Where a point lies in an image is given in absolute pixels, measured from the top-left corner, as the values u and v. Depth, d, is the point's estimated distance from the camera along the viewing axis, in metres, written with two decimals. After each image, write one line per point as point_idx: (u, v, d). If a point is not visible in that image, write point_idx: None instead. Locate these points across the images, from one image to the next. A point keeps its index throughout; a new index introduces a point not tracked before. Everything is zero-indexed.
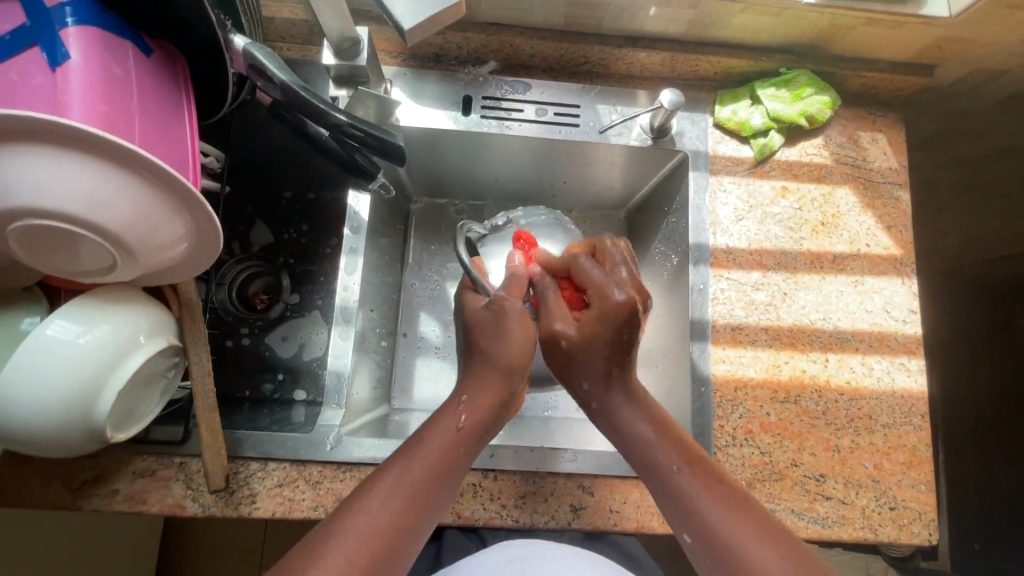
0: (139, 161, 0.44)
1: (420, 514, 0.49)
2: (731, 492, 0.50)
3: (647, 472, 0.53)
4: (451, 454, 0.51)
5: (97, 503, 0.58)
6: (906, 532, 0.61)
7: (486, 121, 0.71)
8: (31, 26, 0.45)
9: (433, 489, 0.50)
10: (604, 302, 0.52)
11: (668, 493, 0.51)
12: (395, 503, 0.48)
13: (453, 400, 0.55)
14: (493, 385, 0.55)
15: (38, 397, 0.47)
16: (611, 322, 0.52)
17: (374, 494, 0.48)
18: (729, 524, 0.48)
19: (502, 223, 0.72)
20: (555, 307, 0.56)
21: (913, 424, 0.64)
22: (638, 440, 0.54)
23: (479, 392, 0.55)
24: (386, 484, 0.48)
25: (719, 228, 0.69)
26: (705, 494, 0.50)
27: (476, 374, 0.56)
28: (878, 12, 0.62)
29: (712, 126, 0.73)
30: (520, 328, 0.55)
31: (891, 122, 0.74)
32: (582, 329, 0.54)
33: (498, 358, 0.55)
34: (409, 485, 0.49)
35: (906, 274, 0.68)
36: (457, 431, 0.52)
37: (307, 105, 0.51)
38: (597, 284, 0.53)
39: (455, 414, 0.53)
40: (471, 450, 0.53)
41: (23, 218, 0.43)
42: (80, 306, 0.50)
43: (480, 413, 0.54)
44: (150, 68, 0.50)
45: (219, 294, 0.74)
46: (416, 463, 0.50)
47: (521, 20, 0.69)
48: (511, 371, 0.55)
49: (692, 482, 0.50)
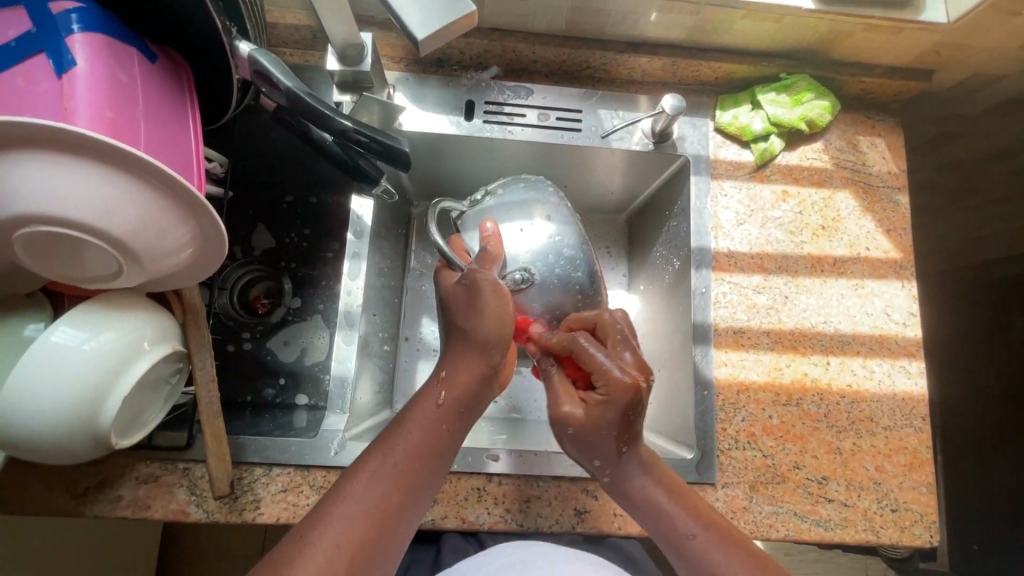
0: (146, 167, 0.44)
1: (407, 496, 0.49)
2: (749, 557, 0.50)
3: (667, 545, 0.54)
4: (433, 433, 0.51)
5: (100, 509, 0.58)
6: (908, 534, 0.61)
7: (488, 126, 0.72)
8: (36, 32, 0.45)
9: (418, 469, 0.50)
10: (607, 385, 0.50)
11: (691, 561, 0.52)
12: (379, 486, 0.48)
13: (432, 378, 0.54)
14: (468, 361, 0.53)
15: (43, 405, 0.47)
16: (616, 407, 0.50)
17: (357, 479, 0.48)
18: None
19: (480, 196, 0.68)
20: (561, 390, 0.54)
21: (914, 426, 0.64)
22: (653, 511, 0.54)
23: (456, 368, 0.53)
24: (370, 468, 0.49)
25: (721, 232, 0.69)
26: (725, 562, 0.50)
27: (452, 352, 0.54)
28: (878, 18, 0.63)
29: (713, 131, 0.73)
30: (497, 301, 0.53)
31: (890, 127, 0.74)
32: (587, 413, 0.52)
33: (474, 332, 0.53)
34: (393, 466, 0.49)
35: (905, 277, 0.69)
36: (436, 409, 0.52)
37: (313, 111, 0.51)
38: (596, 365, 0.51)
39: (434, 391, 0.53)
40: (456, 426, 0.53)
41: (28, 226, 0.43)
42: (85, 313, 0.49)
43: (460, 389, 0.52)
44: (155, 74, 0.50)
45: (220, 299, 0.74)
46: (399, 445, 0.50)
47: (523, 26, 0.69)
48: (488, 347, 0.53)
49: (714, 553, 0.51)
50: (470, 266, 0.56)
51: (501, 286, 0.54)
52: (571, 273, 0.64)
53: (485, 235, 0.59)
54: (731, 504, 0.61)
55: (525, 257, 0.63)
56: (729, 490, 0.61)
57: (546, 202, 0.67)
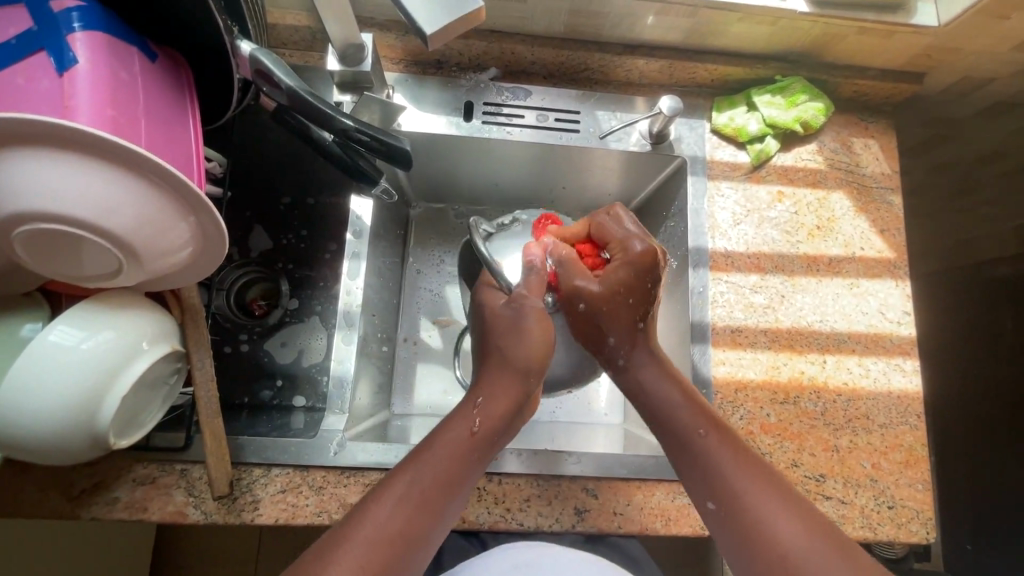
0: (148, 165, 0.43)
1: (431, 519, 0.49)
2: (752, 459, 0.52)
3: (671, 445, 0.55)
4: (464, 460, 0.52)
5: (96, 511, 0.58)
6: (904, 531, 0.61)
7: (487, 126, 0.72)
8: (37, 30, 0.45)
9: (444, 496, 0.50)
10: (631, 252, 0.60)
11: (695, 461, 0.53)
12: (405, 510, 0.48)
13: (467, 403, 0.57)
14: (509, 388, 0.57)
15: (40, 404, 0.47)
16: (633, 268, 0.60)
17: (384, 501, 0.48)
18: (754, 493, 0.49)
19: (508, 220, 0.68)
20: (576, 266, 0.61)
21: (910, 423, 0.65)
22: (666, 412, 0.56)
23: (493, 395, 0.56)
24: (397, 490, 0.49)
25: (718, 232, 0.70)
26: (727, 458, 0.52)
27: (488, 381, 0.58)
28: (871, 22, 0.64)
29: (710, 133, 0.74)
30: (539, 326, 0.58)
31: (883, 128, 0.75)
32: (605, 283, 0.60)
33: (515, 357, 0.58)
34: (419, 491, 0.49)
35: (900, 276, 0.70)
36: (470, 436, 0.53)
37: (314, 111, 0.51)
38: (621, 237, 0.61)
39: (468, 418, 0.55)
40: (485, 455, 0.54)
41: (29, 223, 0.43)
42: (84, 312, 0.49)
43: (493, 420, 0.55)
44: (155, 73, 0.50)
45: (217, 300, 0.74)
46: (428, 468, 0.50)
47: (521, 27, 0.69)
48: (528, 373, 0.58)
49: (719, 450, 0.52)
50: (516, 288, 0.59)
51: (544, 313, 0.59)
52: None
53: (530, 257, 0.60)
54: None
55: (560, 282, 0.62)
56: None
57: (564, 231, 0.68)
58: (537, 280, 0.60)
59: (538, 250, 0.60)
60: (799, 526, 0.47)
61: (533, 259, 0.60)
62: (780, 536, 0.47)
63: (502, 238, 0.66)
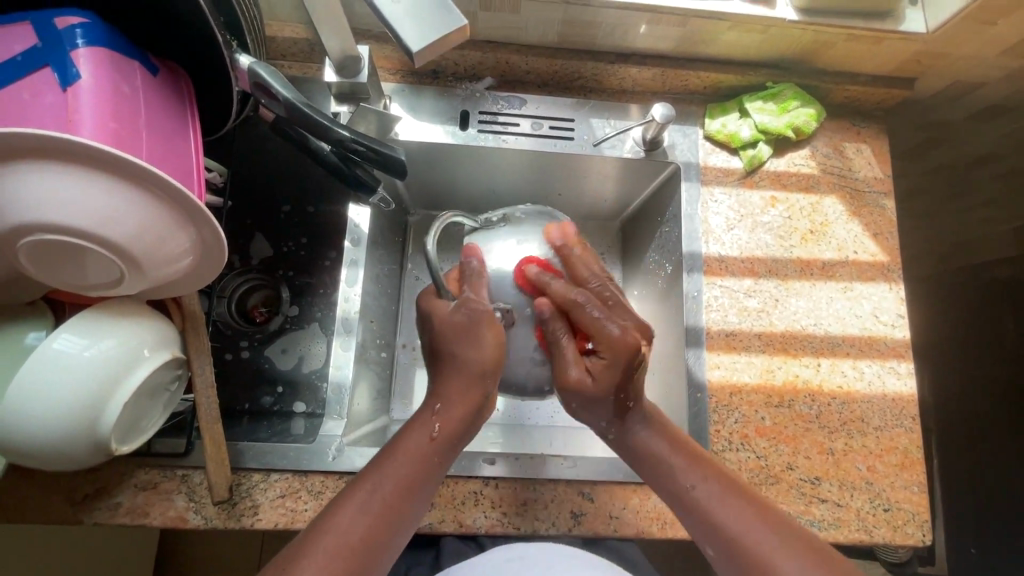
0: (148, 176, 0.45)
1: (392, 525, 0.50)
2: (749, 504, 0.52)
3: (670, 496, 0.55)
4: (427, 464, 0.53)
5: (99, 516, 0.59)
6: (900, 533, 0.62)
7: (483, 135, 0.73)
8: (42, 46, 0.46)
9: (405, 501, 0.51)
10: (613, 345, 0.54)
11: (689, 510, 0.53)
12: (366, 517, 0.48)
13: (426, 409, 0.56)
14: (467, 393, 0.56)
15: (45, 411, 0.48)
16: (620, 364, 0.55)
17: (344, 509, 0.49)
18: (750, 535, 0.50)
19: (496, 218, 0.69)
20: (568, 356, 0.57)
21: (904, 425, 0.65)
22: (658, 464, 0.56)
23: (452, 400, 0.56)
24: (357, 499, 0.49)
25: (712, 237, 0.71)
26: (724, 509, 0.51)
27: (447, 384, 0.56)
28: (859, 28, 0.65)
29: (703, 139, 0.75)
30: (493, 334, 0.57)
31: (875, 133, 0.76)
32: (597, 379, 0.56)
33: (468, 363, 0.56)
34: (380, 498, 0.50)
35: (893, 280, 0.70)
36: (431, 441, 0.53)
37: (311, 122, 0.51)
38: (606, 329, 0.55)
39: (429, 423, 0.54)
40: (445, 458, 0.54)
41: (32, 235, 0.44)
42: (85, 320, 0.50)
43: (454, 421, 0.55)
44: (157, 86, 0.52)
45: (219, 307, 0.75)
46: (388, 477, 0.51)
47: (515, 38, 0.71)
48: (486, 377, 0.56)
49: (717, 501, 0.52)
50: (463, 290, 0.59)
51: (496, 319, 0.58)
52: None
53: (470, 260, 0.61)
54: None
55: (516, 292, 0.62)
56: None
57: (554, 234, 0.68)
58: (478, 281, 0.60)
59: (477, 254, 0.61)
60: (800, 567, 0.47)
61: (471, 261, 0.61)
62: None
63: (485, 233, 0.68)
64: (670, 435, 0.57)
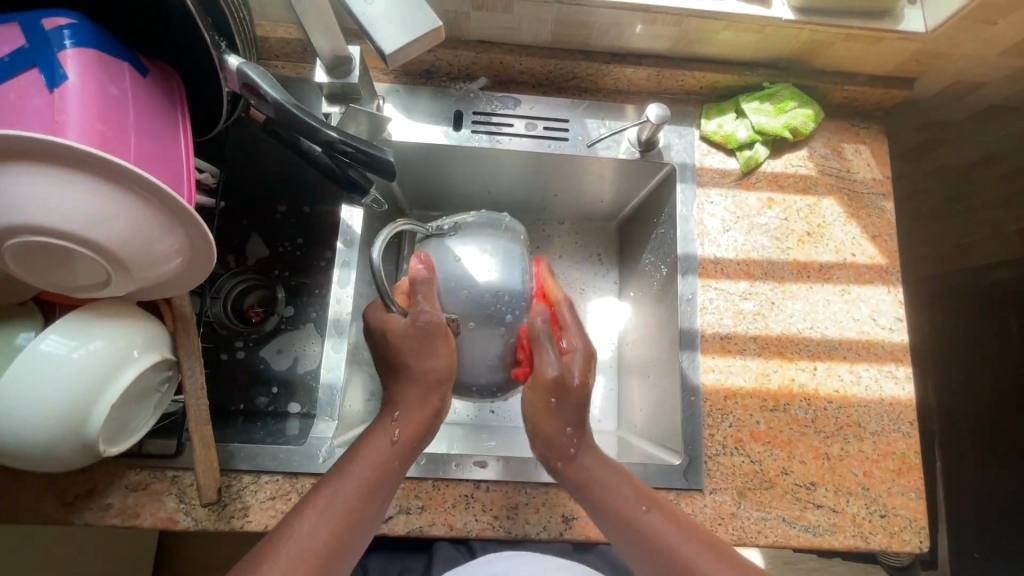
0: (134, 178, 0.44)
1: (355, 530, 0.50)
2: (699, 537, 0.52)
3: (628, 538, 0.54)
4: (388, 469, 0.53)
5: (90, 517, 0.59)
6: (896, 539, 0.61)
7: (477, 135, 0.73)
8: (30, 48, 0.46)
9: (368, 506, 0.51)
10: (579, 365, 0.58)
11: (638, 536, 0.53)
12: (329, 522, 0.49)
13: (384, 416, 0.56)
14: (427, 399, 0.56)
15: (33, 413, 0.48)
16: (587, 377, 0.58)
17: (306, 516, 0.49)
18: (705, 565, 0.50)
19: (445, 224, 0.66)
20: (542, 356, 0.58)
21: (902, 431, 0.65)
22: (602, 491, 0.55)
23: (410, 407, 0.56)
24: (319, 504, 0.49)
25: (707, 239, 0.70)
26: (678, 535, 0.52)
27: (401, 392, 0.56)
28: (857, 28, 0.64)
29: (700, 140, 0.74)
30: (446, 347, 0.57)
31: (874, 134, 0.75)
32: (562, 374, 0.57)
33: (425, 373, 0.56)
34: (341, 505, 0.50)
35: (892, 282, 0.69)
36: (392, 446, 0.54)
37: (299, 123, 0.51)
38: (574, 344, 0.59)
39: (390, 428, 0.55)
40: (406, 462, 0.55)
41: (17, 236, 0.44)
42: (73, 321, 0.50)
43: (414, 428, 0.55)
44: (146, 88, 0.52)
45: (213, 307, 0.75)
46: (350, 482, 0.51)
47: (509, 38, 0.70)
48: (442, 384, 0.57)
49: (623, 489, 0.55)
50: (418, 304, 0.57)
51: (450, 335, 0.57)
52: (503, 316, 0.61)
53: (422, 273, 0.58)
54: (718, 510, 0.61)
55: (463, 303, 0.61)
56: (717, 496, 0.61)
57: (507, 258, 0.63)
58: (430, 291, 0.58)
59: (426, 260, 0.59)
60: None
61: (422, 268, 0.58)
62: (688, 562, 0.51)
63: (435, 243, 0.64)
64: (673, 517, 0.54)
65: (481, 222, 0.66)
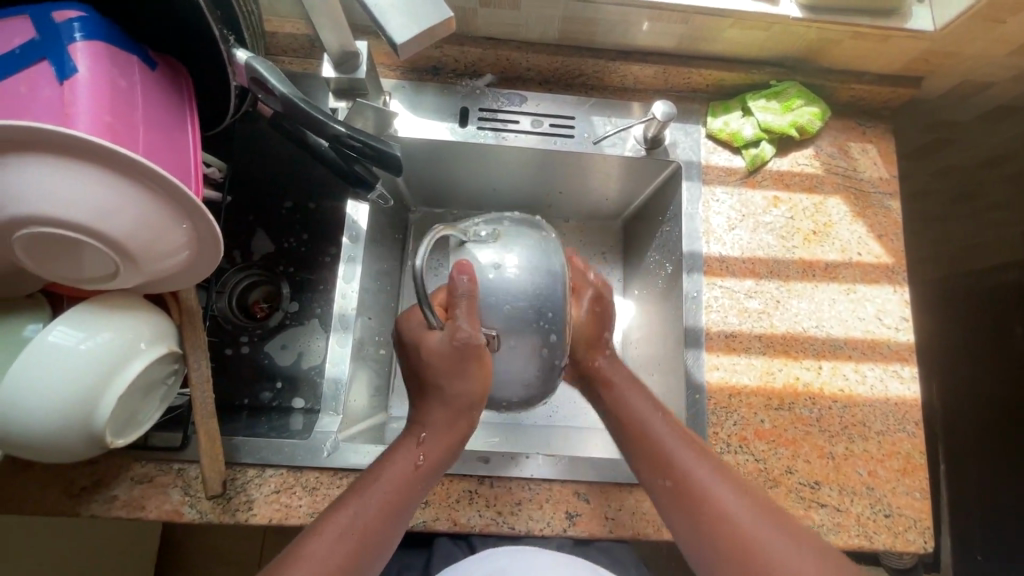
0: (144, 170, 0.45)
1: (370, 553, 0.50)
2: (743, 492, 0.52)
3: (669, 492, 0.54)
4: (408, 493, 0.53)
5: (96, 509, 0.59)
6: (901, 540, 0.61)
7: (483, 132, 0.73)
8: (41, 41, 0.46)
9: (384, 529, 0.51)
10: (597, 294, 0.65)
11: (680, 489, 0.54)
12: (346, 544, 0.49)
13: (410, 438, 0.56)
14: (454, 422, 0.57)
15: (41, 404, 0.48)
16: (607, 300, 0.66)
17: (324, 535, 0.49)
18: (747, 521, 0.50)
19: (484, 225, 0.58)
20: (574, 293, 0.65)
21: (907, 431, 0.64)
22: (650, 441, 0.57)
23: (437, 430, 0.56)
24: (338, 524, 0.50)
25: (713, 237, 0.70)
26: (724, 487, 0.52)
27: (429, 413, 0.57)
28: (865, 27, 0.64)
29: (706, 138, 0.74)
30: (480, 369, 0.54)
31: (881, 133, 0.75)
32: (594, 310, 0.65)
33: (456, 396, 0.55)
34: (360, 527, 0.50)
35: (898, 282, 0.69)
36: (414, 469, 0.54)
37: (307, 117, 0.51)
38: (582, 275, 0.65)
39: (414, 451, 0.55)
40: (425, 486, 0.55)
41: (27, 227, 0.44)
42: (82, 313, 0.50)
43: (438, 452, 0.56)
44: (156, 81, 0.52)
45: (219, 302, 0.75)
46: (370, 504, 0.51)
47: (516, 34, 0.70)
48: (468, 410, 0.56)
49: (683, 453, 0.55)
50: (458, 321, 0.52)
51: (485, 352, 0.53)
52: (544, 332, 0.53)
53: (460, 284, 0.52)
54: None
55: (502, 318, 0.53)
56: None
57: (549, 266, 0.54)
58: (467, 305, 0.52)
59: (470, 270, 0.53)
60: (787, 548, 0.48)
61: (462, 279, 0.52)
62: (786, 569, 0.48)
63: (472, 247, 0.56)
64: (722, 471, 0.54)
65: (520, 225, 0.57)
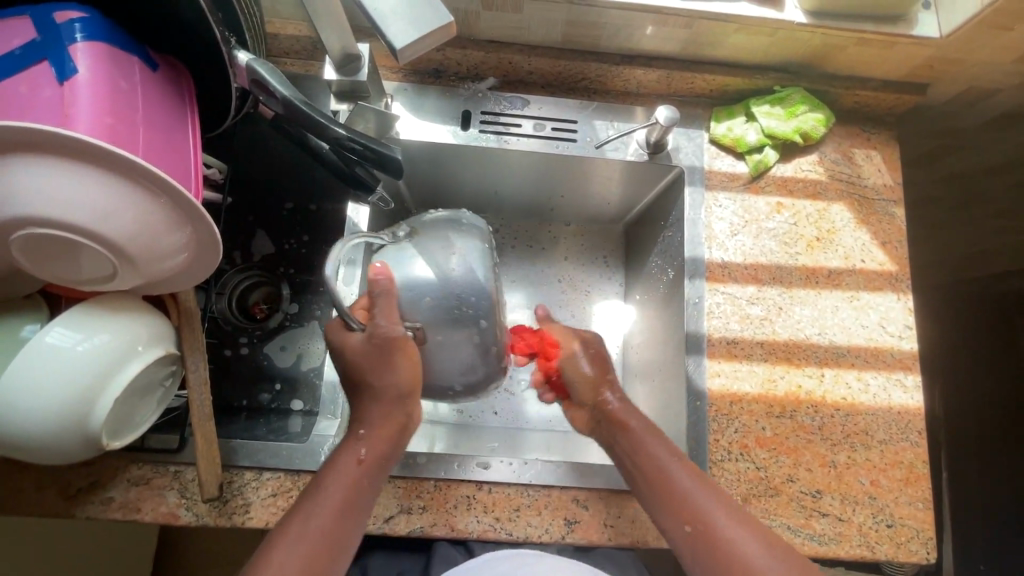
0: (142, 172, 0.44)
1: (330, 553, 0.49)
2: (764, 538, 0.50)
3: (689, 538, 0.52)
4: (356, 489, 0.52)
5: (92, 510, 0.59)
6: (903, 550, 0.60)
7: (485, 135, 0.72)
8: (41, 40, 0.46)
9: (340, 528, 0.50)
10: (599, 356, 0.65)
11: (701, 535, 0.51)
12: (300, 549, 0.48)
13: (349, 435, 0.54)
14: (391, 413, 0.55)
15: (38, 406, 0.48)
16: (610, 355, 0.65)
17: (280, 544, 0.48)
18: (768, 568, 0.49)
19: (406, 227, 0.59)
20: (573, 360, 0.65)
21: (910, 439, 0.64)
22: (667, 484, 0.54)
23: (376, 423, 0.54)
24: (291, 532, 0.49)
25: (715, 242, 0.69)
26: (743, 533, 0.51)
27: (365, 411, 0.54)
28: (870, 33, 0.63)
29: (709, 143, 0.73)
30: (408, 365, 0.54)
31: (885, 139, 0.75)
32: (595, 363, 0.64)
33: (386, 389, 0.53)
34: (313, 530, 0.49)
35: (901, 290, 0.69)
36: (358, 464, 0.53)
37: (306, 119, 0.51)
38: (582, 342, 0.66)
39: (354, 447, 0.53)
40: (376, 478, 0.54)
41: (25, 229, 0.44)
42: (78, 314, 0.50)
43: (380, 444, 0.54)
44: (156, 82, 0.52)
45: (219, 304, 0.75)
46: (319, 506, 0.50)
47: (518, 37, 0.70)
48: (403, 400, 0.55)
49: (703, 497, 0.53)
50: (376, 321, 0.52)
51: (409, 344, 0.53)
52: (472, 322, 0.54)
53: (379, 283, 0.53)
54: None
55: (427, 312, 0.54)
56: None
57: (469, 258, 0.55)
58: (386, 304, 0.53)
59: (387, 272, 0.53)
60: None
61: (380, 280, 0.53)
62: None
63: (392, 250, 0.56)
64: (743, 517, 0.52)
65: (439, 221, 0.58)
